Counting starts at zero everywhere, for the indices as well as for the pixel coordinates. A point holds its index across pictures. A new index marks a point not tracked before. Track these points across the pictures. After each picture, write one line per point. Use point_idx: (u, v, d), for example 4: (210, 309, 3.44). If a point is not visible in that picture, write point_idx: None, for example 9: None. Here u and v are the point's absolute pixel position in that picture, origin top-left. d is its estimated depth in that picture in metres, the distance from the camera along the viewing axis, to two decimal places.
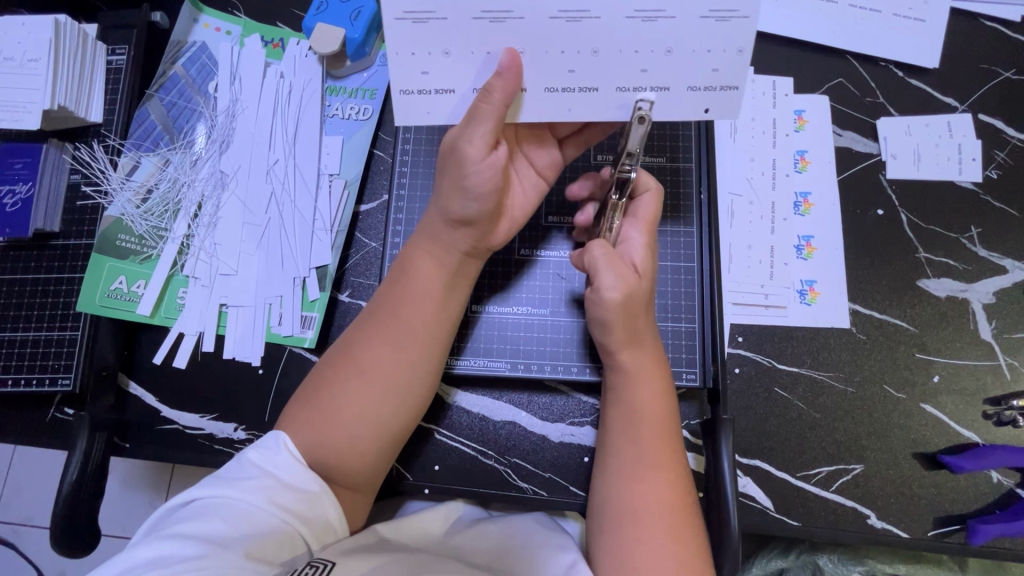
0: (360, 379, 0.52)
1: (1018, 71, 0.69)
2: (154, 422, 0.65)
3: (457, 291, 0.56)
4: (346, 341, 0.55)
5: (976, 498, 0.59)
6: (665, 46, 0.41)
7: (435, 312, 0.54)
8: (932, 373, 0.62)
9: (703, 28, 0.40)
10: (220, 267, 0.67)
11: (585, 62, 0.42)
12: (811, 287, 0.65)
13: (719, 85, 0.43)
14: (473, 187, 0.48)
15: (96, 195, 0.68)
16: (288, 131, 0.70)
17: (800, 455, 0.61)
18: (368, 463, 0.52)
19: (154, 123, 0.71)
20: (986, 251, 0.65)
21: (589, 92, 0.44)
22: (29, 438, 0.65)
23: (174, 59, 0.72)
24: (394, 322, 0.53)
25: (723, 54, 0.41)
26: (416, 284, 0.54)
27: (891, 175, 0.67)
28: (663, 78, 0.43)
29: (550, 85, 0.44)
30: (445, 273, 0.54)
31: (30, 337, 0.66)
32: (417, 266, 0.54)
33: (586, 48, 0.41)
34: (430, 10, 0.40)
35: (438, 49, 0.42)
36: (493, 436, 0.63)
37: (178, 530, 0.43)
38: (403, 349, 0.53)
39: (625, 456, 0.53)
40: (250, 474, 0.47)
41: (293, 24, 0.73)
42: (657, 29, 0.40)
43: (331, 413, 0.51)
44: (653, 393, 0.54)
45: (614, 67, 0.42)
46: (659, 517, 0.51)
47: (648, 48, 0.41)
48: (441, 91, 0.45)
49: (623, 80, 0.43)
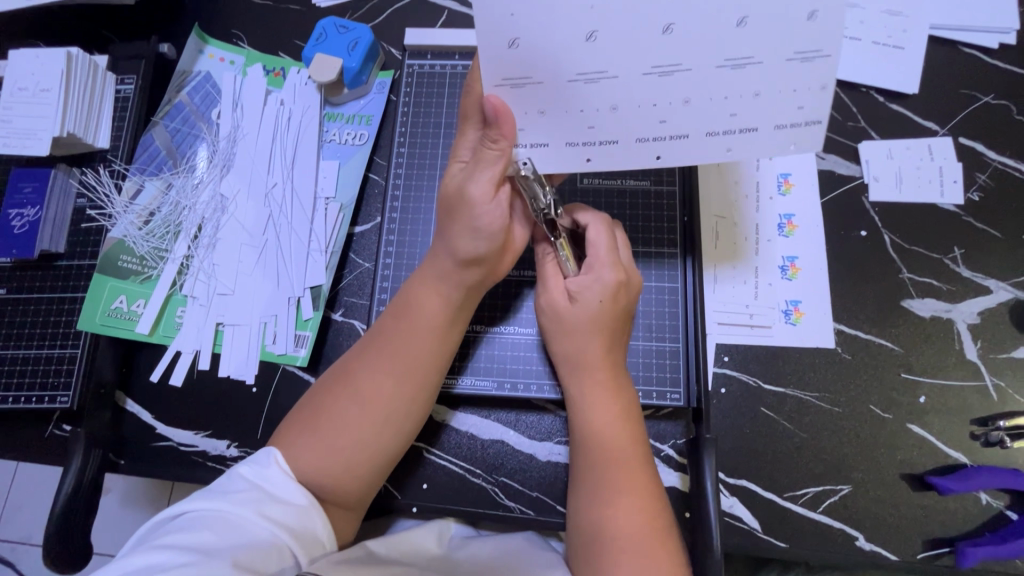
0: (360, 408, 0.53)
1: (997, 96, 0.70)
2: (148, 439, 0.67)
3: (457, 323, 0.58)
4: (347, 366, 0.56)
5: (965, 519, 0.59)
6: (753, 90, 0.44)
7: (438, 346, 0.56)
8: (919, 394, 0.62)
9: (789, 70, 0.43)
10: (218, 287, 0.69)
11: (677, 110, 0.46)
12: (796, 308, 0.65)
13: (806, 122, 0.45)
14: (484, 227, 0.52)
15: (100, 218, 0.71)
16: (286, 157, 0.72)
17: (787, 476, 0.61)
18: (362, 483, 0.53)
19: (158, 149, 0.73)
20: (970, 271, 0.66)
21: (679, 138, 0.47)
22: (29, 453, 0.67)
23: (179, 88, 0.75)
24: (398, 355, 0.55)
25: (814, 92, 0.44)
26: (421, 316, 0.56)
27: (873, 198, 0.68)
28: (751, 120, 0.46)
29: (642, 136, 0.48)
30: (446, 306, 0.56)
31: (31, 354, 0.67)
32: (423, 298, 0.56)
33: (679, 99, 0.45)
34: (527, 76, 0.45)
35: (535, 109, 0.47)
36: (481, 455, 0.64)
37: (169, 540, 0.43)
38: (404, 378, 0.54)
39: (591, 476, 0.54)
40: (240, 487, 0.48)
41: (294, 53, 0.77)
42: (744, 74, 0.43)
43: (329, 438, 0.52)
44: (630, 413, 0.56)
45: (704, 115, 0.46)
46: (637, 542, 0.50)
47: (738, 93, 0.44)
48: (536, 146, 0.50)
49: (713, 125, 0.46)
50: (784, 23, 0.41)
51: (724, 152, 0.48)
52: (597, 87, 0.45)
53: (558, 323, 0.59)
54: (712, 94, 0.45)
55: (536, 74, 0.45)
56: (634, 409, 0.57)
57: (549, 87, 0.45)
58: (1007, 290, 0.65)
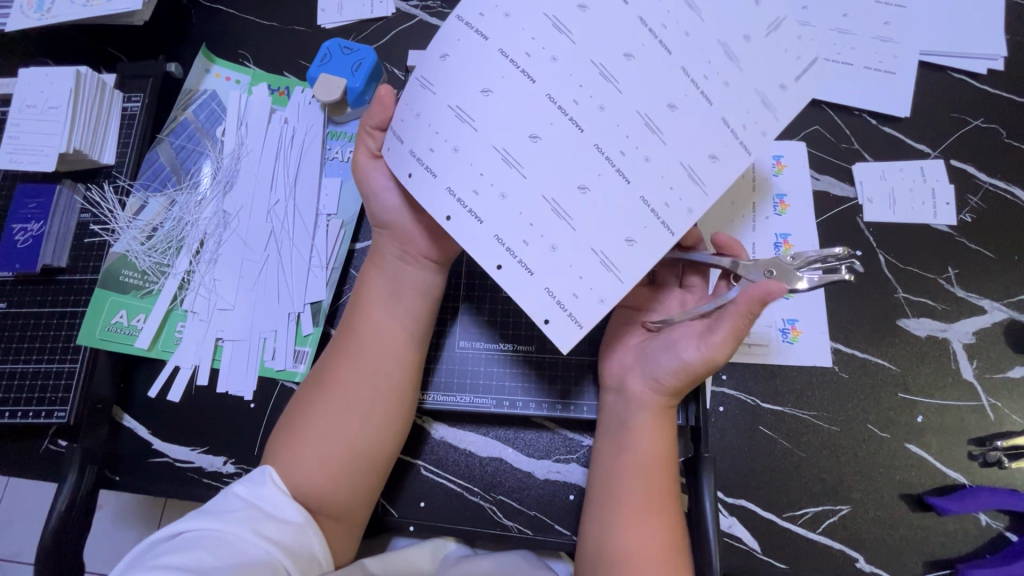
0: (329, 400, 0.55)
1: (986, 119, 0.71)
2: (145, 455, 0.66)
3: (403, 303, 0.58)
4: (323, 365, 0.58)
5: (966, 541, 0.59)
6: (551, 241, 0.43)
7: (390, 327, 0.57)
8: (917, 413, 0.62)
9: (585, 256, 0.43)
10: (218, 302, 0.70)
11: (490, 201, 0.44)
12: (793, 326, 0.66)
13: (572, 303, 0.43)
14: (368, 187, 0.57)
15: (103, 233, 0.71)
16: (289, 174, 0.73)
17: (785, 495, 0.61)
18: (343, 484, 0.53)
19: (163, 165, 0.75)
20: (965, 292, 0.66)
21: (472, 218, 0.44)
22: (23, 468, 0.67)
23: (185, 106, 0.76)
24: (354, 338, 0.57)
25: (583, 279, 0.43)
26: (371, 300, 0.58)
27: (868, 218, 0.69)
28: (533, 263, 0.43)
29: (452, 187, 0.45)
30: (390, 284, 0.58)
31: (29, 369, 0.67)
32: (375, 285, 0.59)
33: (495, 194, 0.44)
34: (433, 85, 0.46)
35: (413, 112, 0.47)
36: (479, 473, 0.64)
37: (162, 560, 0.42)
38: (364, 365, 0.56)
39: (613, 490, 0.54)
40: (236, 506, 0.48)
41: (299, 73, 0.78)
42: (556, 218, 0.43)
43: (304, 435, 0.53)
44: (651, 422, 0.55)
45: (509, 217, 0.44)
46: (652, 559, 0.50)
47: (537, 226, 0.43)
48: (393, 143, 0.48)
49: (501, 230, 0.44)
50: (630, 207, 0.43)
51: (491, 264, 0.44)
52: (458, 125, 0.44)
53: (709, 369, 0.52)
54: (534, 206, 0.43)
55: (438, 85, 0.46)
56: (665, 416, 0.55)
57: (435, 103, 0.46)
58: (1001, 310, 0.66)
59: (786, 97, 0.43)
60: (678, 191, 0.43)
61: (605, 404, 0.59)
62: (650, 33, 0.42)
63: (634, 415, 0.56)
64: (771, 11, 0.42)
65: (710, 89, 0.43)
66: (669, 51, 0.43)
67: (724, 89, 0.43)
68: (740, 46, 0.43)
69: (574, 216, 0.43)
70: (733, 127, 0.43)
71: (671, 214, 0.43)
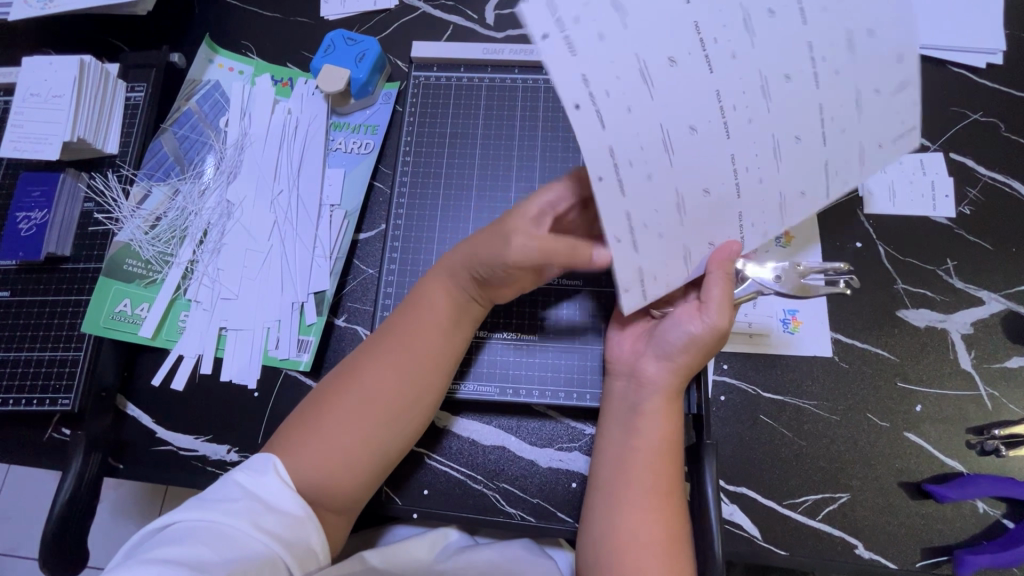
0: (364, 406, 0.54)
1: (985, 113, 0.72)
2: (149, 443, 0.66)
3: (460, 327, 0.59)
4: (353, 364, 0.57)
5: (963, 528, 0.60)
6: (658, 233, 0.43)
7: (440, 345, 0.58)
8: (915, 403, 0.63)
9: (675, 254, 0.46)
10: (222, 291, 0.70)
11: (639, 179, 0.40)
12: (793, 317, 0.66)
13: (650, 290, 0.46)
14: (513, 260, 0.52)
15: (107, 222, 0.71)
16: (292, 164, 0.73)
17: (786, 483, 0.61)
18: (357, 483, 0.54)
19: (167, 155, 0.75)
20: (963, 283, 0.67)
21: (619, 193, 0.40)
22: (27, 456, 0.67)
23: (188, 96, 0.76)
24: (401, 352, 0.56)
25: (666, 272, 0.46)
26: (427, 313, 0.58)
27: (868, 211, 0.69)
28: (642, 246, 0.43)
29: (615, 148, 0.39)
30: (451, 306, 0.58)
31: (33, 357, 0.67)
32: (430, 297, 0.58)
33: (643, 173, 0.40)
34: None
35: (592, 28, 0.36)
36: (483, 461, 0.64)
37: (160, 554, 0.42)
38: (410, 378, 0.56)
39: (618, 475, 0.55)
40: (234, 496, 0.48)
41: (302, 64, 0.78)
42: (684, 207, 0.43)
43: (329, 435, 0.53)
44: (662, 405, 0.55)
45: (647, 200, 0.41)
46: (651, 547, 0.51)
47: (654, 221, 0.43)
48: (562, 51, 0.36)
49: (636, 210, 0.41)
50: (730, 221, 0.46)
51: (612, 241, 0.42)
52: (638, 81, 0.38)
53: (717, 338, 0.53)
54: (664, 197, 0.42)
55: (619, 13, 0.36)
56: (675, 400, 0.56)
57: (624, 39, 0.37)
58: (1000, 301, 0.66)
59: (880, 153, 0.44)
60: (763, 220, 0.46)
61: (612, 390, 0.60)
62: (810, 60, 0.41)
63: (645, 399, 0.56)
64: (909, 70, 0.42)
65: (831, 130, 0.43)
66: (818, 85, 0.42)
67: (843, 141, 0.43)
68: (867, 99, 0.42)
69: (687, 216, 0.44)
70: (829, 171, 0.44)
71: (748, 237, 0.47)
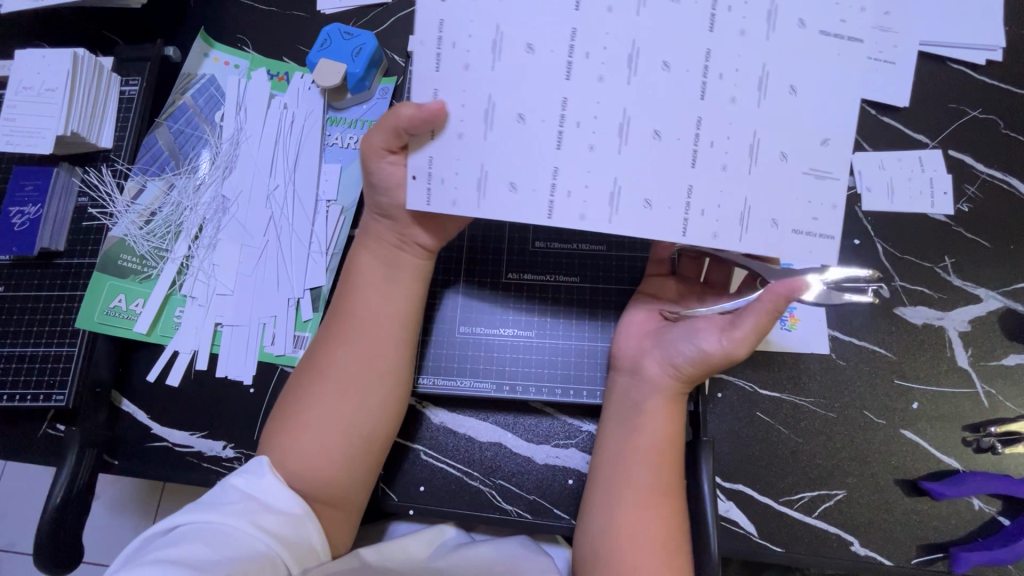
0: (321, 383, 0.55)
1: (984, 110, 0.72)
2: (144, 439, 0.66)
3: (399, 283, 0.58)
4: (313, 349, 0.58)
5: (959, 525, 0.60)
6: (478, 133, 0.49)
7: (381, 304, 0.58)
8: (912, 400, 0.63)
9: (489, 164, 0.49)
10: (217, 287, 0.69)
11: (479, 73, 0.48)
12: (792, 313, 0.66)
13: (437, 196, 0.50)
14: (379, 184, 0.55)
15: (101, 217, 0.71)
16: (288, 159, 0.73)
17: (783, 480, 0.61)
18: (342, 468, 0.54)
19: (162, 149, 0.74)
20: (961, 280, 0.67)
21: (458, 71, 0.48)
22: (22, 452, 0.67)
23: (183, 90, 0.75)
24: (343, 321, 0.57)
25: (470, 178, 0.50)
26: (361, 277, 0.58)
27: (866, 208, 0.69)
28: (459, 131, 0.49)
29: (472, 35, 0.48)
30: (381, 263, 0.58)
31: (27, 352, 0.67)
32: (359, 262, 0.59)
33: (485, 67, 0.48)
34: None
35: None
36: (479, 458, 0.64)
37: (165, 554, 0.42)
38: (358, 344, 0.56)
39: (622, 473, 0.54)
40: (236, 498, 0.48)
41: (298, 58, 0.77)
42: (517, 126, 0.49)
43: (297, 419, 0.54)
44: (662, 406, 0.56)
45: (478, 91, 0.49)
46: (652, 547, 0.51)
47: (472, 123, 0.49)
48: None
49: (461, 97, 0.49)
50: (563, 171, 0.49)
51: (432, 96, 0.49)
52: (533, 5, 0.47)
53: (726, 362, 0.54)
54: (500, 104, 0.49)
55: None
56: (678, 401, 0.57)
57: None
58: (997, 299, 0.66)
59: (737, 217, 0.50)
60: (589, 192, 0.49)
61: (614, 385, 0.60)
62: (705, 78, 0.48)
63: (647, 398, 0.56)
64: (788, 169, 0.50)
65: (706, 163, 0.49)
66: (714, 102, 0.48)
67: (723, 184, 0.49)
68: (767, 157, 0.49)
69: (507, 142, 0.49)
70: (688, 202, 0.49)
71: (567, 201, 0.49)
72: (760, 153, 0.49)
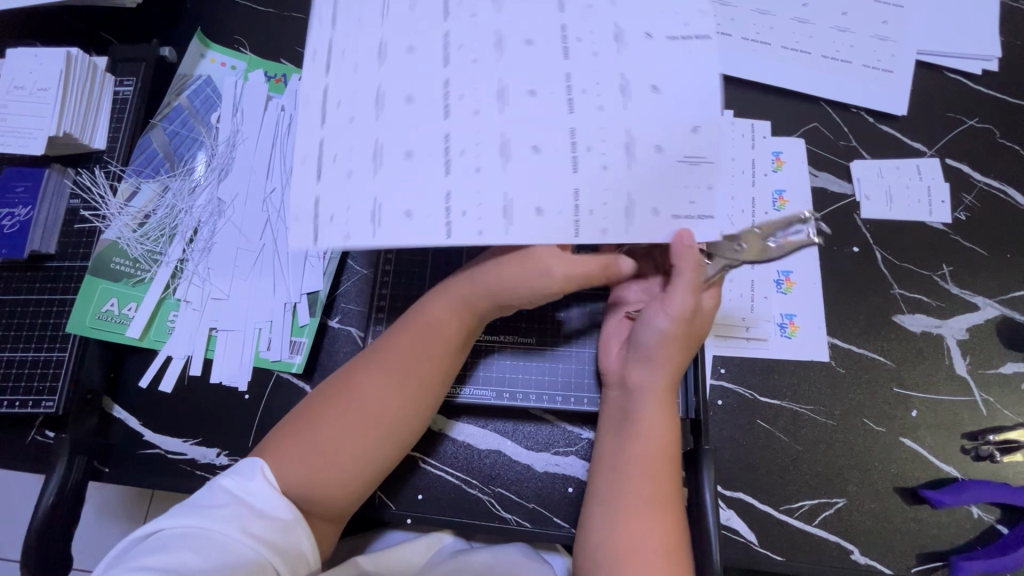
0: (361, 421, 0.52)
1: (981, 120, 0.72)
2: (135, 446, 0.65)
3: (462, 339, 0.56)
4: (346, 373, 0.55)
5: (957, 533, 0.60)
6: (346, 159, 0.44)
7: (441, 357, 0.55)
8: (911, 408, 0.63)
9: (356, 192, 0.43)
10: (212, 291, 0.68)
11: (336, 102, 0.44)
12: (791, 321, 0.66)
13: (310, 230, 0.43)
14: None
15: (94, 219, 0.70)
16: (285, 161, 0.72)
17: (783, 488, 0.61)
18: (348, 496, 0.52)
19: (156, 151, 0.73)
20: (958, 288, 0.67)
21: (319, 102, 0.44)
22: (10, 459, 0.65)
23: (179, 91, 0.74)
24: (394, 361, 0.54)
25: (340, 210, 0.43)
26: (428, 323, 0.55)
27: (864, 216, 0.69)
28: (328, 161, 0.44)
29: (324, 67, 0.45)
30: (455, 316, 0.55)
31: (16, 357, 0.65)
32: (432, 307, 0.56)
33: (340, 99, 0.44)
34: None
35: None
36: (478, 466, 0.63)
37: (146, 563, 0.42)
38: (403, 388, 0.54)
39: (619, 480, 0.54)
40: (222, 502, 0.47)
41: (296, 60, 0.77)
42: (383, 148, 0.44)
43: (321, 448, 0.51)
44: (655, 412, 0.55)
45: (335, 119, 0.44)
46: (649, 559, 0.50)
47: (338, 145, 0.44)
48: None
49: (323, 129, 0.44)
50: (443, 193, 0.43)
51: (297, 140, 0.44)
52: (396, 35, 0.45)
53: (687, 326, 0.52)
54: (360, 127, 0.44)
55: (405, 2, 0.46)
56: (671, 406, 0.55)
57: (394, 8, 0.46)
58: (994, 307, 0.67)
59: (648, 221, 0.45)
60: (477, 211, 0.43)
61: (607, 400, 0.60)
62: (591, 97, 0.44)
63: (637, 404, 0.55)
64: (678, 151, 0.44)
65: (588, 163, 0.44)
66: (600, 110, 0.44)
67: (608, 188, 0.44)
68: (643, 151, 0.44)
69: (387, 161, 0.44)
70: (582, 213, 0.44)
71: (458, 220, 0.43)
72: (636, 146, 0.44)
